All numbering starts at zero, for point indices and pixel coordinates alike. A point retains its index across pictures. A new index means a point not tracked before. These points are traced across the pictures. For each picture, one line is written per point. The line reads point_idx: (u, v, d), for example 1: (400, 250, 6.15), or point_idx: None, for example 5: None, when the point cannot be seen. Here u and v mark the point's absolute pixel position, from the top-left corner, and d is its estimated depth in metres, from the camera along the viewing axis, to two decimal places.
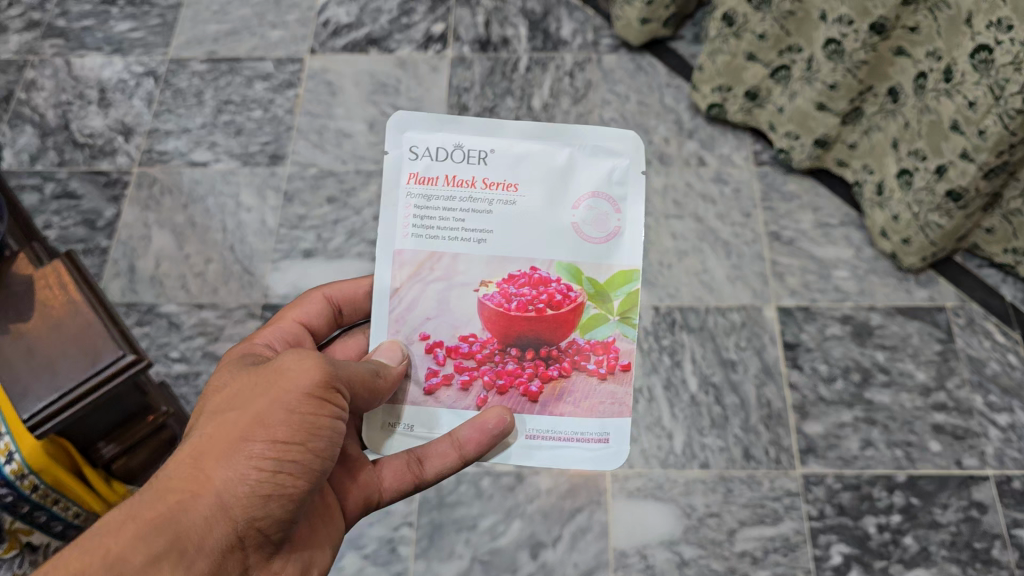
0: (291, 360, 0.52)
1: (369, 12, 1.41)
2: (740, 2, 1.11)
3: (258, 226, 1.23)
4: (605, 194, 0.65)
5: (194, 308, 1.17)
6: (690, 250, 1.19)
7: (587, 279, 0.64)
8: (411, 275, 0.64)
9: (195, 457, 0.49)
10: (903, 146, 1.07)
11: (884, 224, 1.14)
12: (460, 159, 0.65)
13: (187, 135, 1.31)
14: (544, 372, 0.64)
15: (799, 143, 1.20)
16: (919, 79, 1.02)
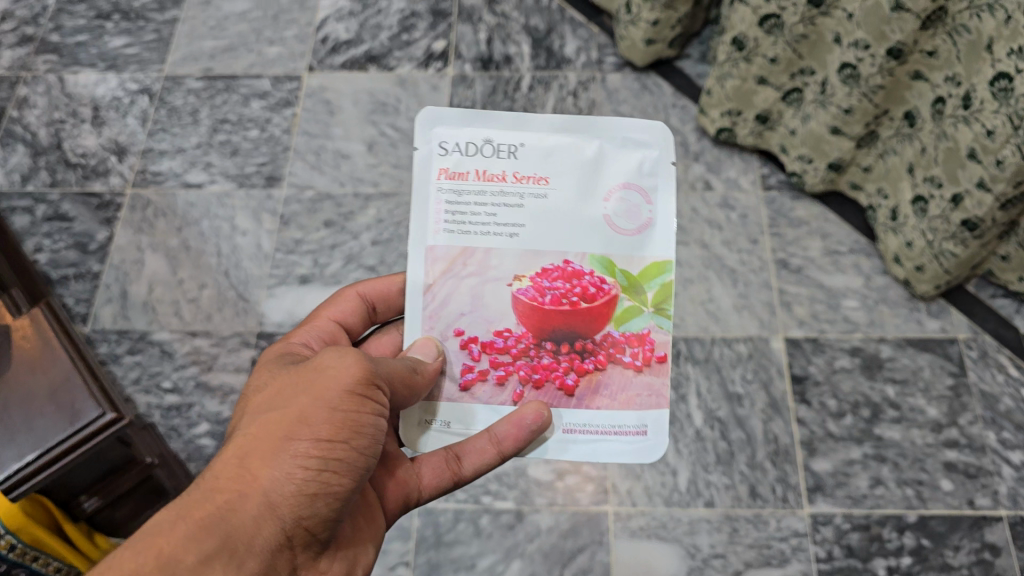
0: (331, 359, 0.53)
1: (369, 28, 1.38)
2: (751, 26, 1.08)
3: (254, 250, 1.20)
4: (637, 186, 0.69)
5: (187, 336, 1.14)
6: (696, 278, 1.16)
7: (620, 271, 0.68)
8: (444, 271, 0.68)
9: (240, 456, 0.49)
10: (918, 172, 1.03)
11: (898, 250, 1.11)
12: (491, 153, 0.69)
13: (181, 155, 1.28)
14: (579, 365, 0.67)
15: (811, 168, 1.17)
16: (937, 104, 0.98)
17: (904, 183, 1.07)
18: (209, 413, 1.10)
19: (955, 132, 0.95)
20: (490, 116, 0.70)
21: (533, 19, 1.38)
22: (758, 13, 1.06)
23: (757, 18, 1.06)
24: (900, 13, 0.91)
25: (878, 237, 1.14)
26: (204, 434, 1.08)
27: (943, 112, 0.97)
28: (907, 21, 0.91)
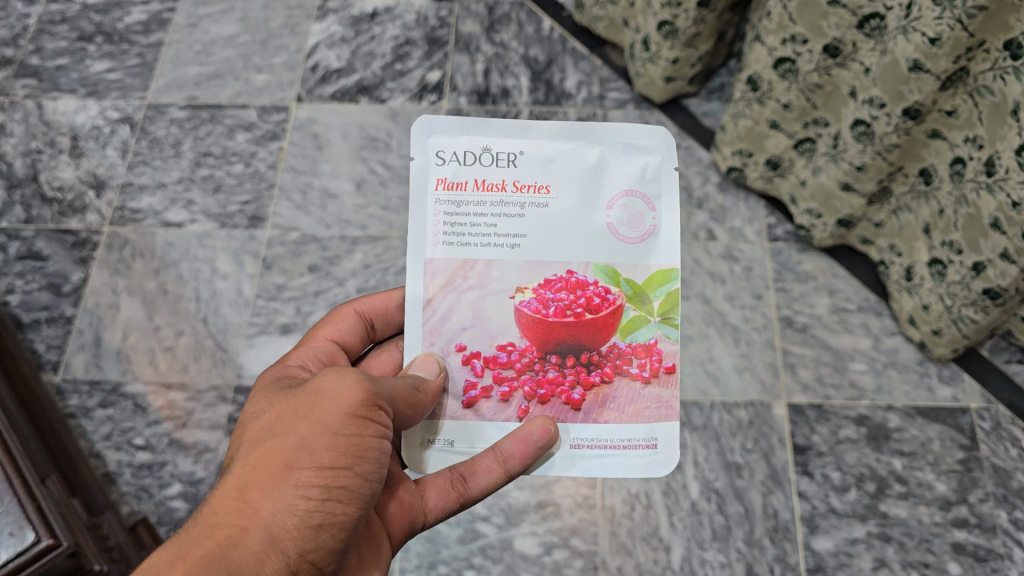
0: (330, 381, 0.54)
1: (361, 56, 1.33)
2: (766, 68, 1.02)
3: (234, 296, 1.15)
4: (639, 193, 0.69)
5: (162, 389, 1.10)
6: (696, 336, 1.11)
7: (624, 279, 0.67)
8: (444, 284, 0.67)
9: (242, 489, 0.51)
10: (935, 233, 0.96)
11: (913, 311, 1.04)
12: (490, 161, 0.68)
13: (161, 191, 1.23)
14: (585, 378, 0.66)
15: (820, 222, 1.10)
16: (955, 165, 0.91)
17: (920, 243, 1.00)
18: (181, 473, 1.05)
19: (975, 197, 0.87)
20: (488, 124, 0.69)
21: (532, 49, 1.33)
22: (773, 55, 1.00)
23: (771, 61, 1.00)
24: (918, 72, 0.84)
25: (893, 296, 1.08)
26: (176, 495, 1.04)
27: (962, 174, 0.89)
28: (925, 81, 0.84)
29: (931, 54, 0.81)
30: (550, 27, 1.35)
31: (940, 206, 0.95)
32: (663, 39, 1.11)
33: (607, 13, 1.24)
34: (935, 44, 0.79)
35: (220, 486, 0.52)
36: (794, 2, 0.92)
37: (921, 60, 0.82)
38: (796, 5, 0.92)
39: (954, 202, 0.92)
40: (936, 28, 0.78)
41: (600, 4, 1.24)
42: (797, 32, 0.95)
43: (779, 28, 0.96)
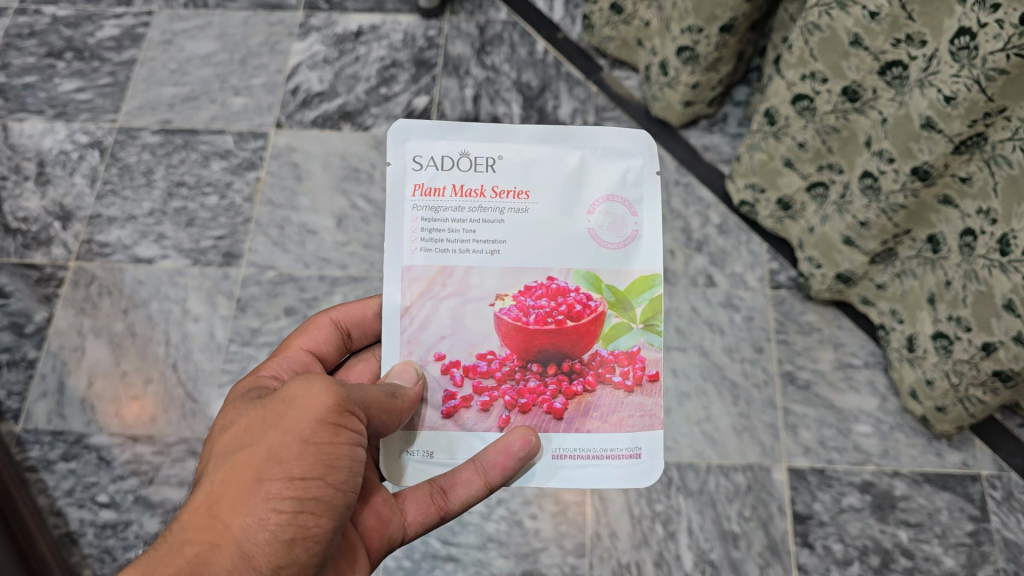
0: (301, 387, 0.52)
1: (345, 79, 1.26)
2: (784, 103, 0.95)
3: (206, 340, 1.09)
4: (621, 198, 0.67)
5: (127, 441, 1.04)
6: (693, 392, 1.05)
7: (606, 286, 0.66)
8: (422, 292, 0.66)
9: (211, 505, 0.50)
10: (940, 304, 0.90)
11: (914, 383, 0.98)
12: (468, 166, 0.67)
13: (131, 223, 1.16)
14: (567, 388, 0.64)
15: (819, 273, 1.04)
16: (965, 236, 0.85)
17: (924, 312, 0.94)
18: (147, 534, 1.00)
19: (986, 275, 0.81)
20: (464, 127, 0.68)
21: (525, 74, 1.26)
22: (791, 90, 0.92)
23: (789, 96, 0.93)
24: (930, 130, 0.78)
25: (894, 366, 1.02)
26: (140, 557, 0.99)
27: (973, 247, 0.83)
28: (938, 142, 0.78)
29: (946, 114, 0.75)
30: (544, 49, 1.28)
31: (947, 278, 0.89)
32: (682, 64, 1.08)
33: (618, 34, 1.19)
34: (950, 103, 0.74)
35: (192, 500, 0.51)
36: (815, 38, 0.85)
37: (935, 119, 0.76)
38: (817, 41, 0.85)
39: (962, 276, 0.86)
40: (952, 86, 0.73)
41: (611, 24, 1.18)
42: (817, 69, 0.88)
43: (799, 63, 0.89)
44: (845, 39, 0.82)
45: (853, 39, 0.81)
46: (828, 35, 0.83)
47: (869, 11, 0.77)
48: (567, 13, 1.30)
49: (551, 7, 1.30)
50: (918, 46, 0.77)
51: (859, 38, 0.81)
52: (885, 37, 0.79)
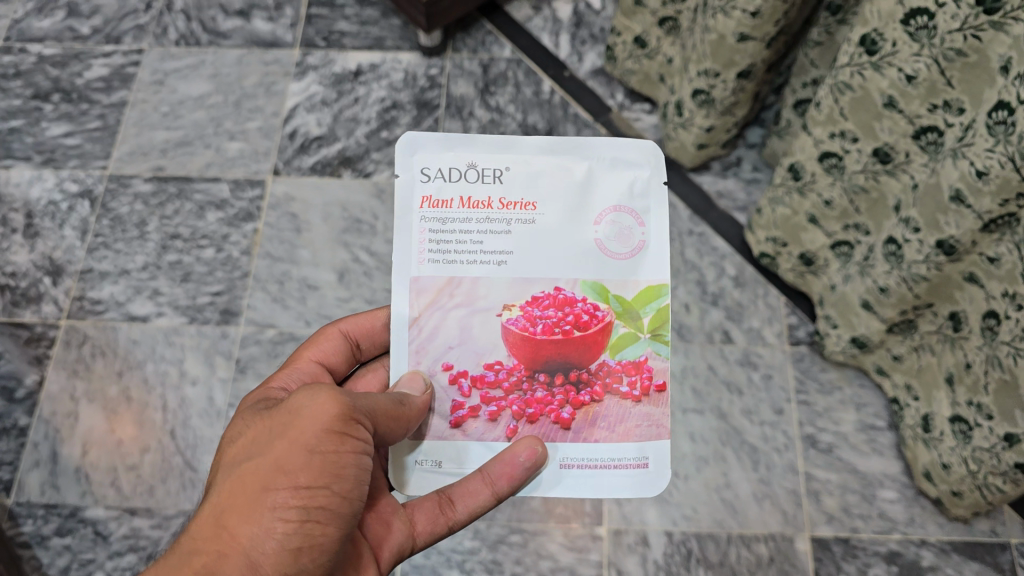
0: (306, 397, 0.51)
1: (344, 122, 1.21)
2: (810, 159, 0.86)
3: (205, 405, 1.05)
4: (628, 208, 0.65)
5: (124, 514, 1.00)
6: (711, 458, 1.03)
7: (613, 296, 0.63)
8: (430, 302, 0.63)
9: (218, 516, 0.49)
10: (959, 386, 0.85)
11: (929, 465, 0.94)
12: (476, 178, 0.65)
13: (125, 278, 1.12)
14: (574, 398, 0.63)
15: (835, 334, 0.99)
16: (988, 318, 0.78)
17: (941, 392, 0.90)
18: None
19: (1011, 363, 0.75)
20: (473, 139, 0.65)
21: (531, 115, 1.22)
22: (819, 147, 0.84)
23: (816, 152, 0.85)
24: (959, 204, 0.70)
25: (908, 443, 0.98)
26: None
27: (995, 331, 0.77)
28: (967, 217, 0.70)
29: (977, 189, 0.67)
30: (550, 89, 1.24)
31: (967, 359, 0.83)
32: (697, 106, 1.03)
33: (641, 67, 1.15)
34: (982, 178, 0.66)
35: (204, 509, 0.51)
36: (845, 97, 0.76)
37: (965, 192, 0.69)
38: (847, 100, 0.76)
39: (984, 360, 0.80)
40: (986, 160, 0.65)
41: (634, 57, 1.14)
42: (847, 128, 0.79)
43: (827, 120, 0.80)
44: (878, 101, 0.74)
45: (887, 102, 0.73)
46: (860, 95, 0.75)
47: (906, 73, 0.69)
48: (573, 50, 1.26)
49: (556, 43, 1.26)
50: (956, 114, 0.69)
51: (895, 100, 0.72)
52: (921, 101, 0.71)
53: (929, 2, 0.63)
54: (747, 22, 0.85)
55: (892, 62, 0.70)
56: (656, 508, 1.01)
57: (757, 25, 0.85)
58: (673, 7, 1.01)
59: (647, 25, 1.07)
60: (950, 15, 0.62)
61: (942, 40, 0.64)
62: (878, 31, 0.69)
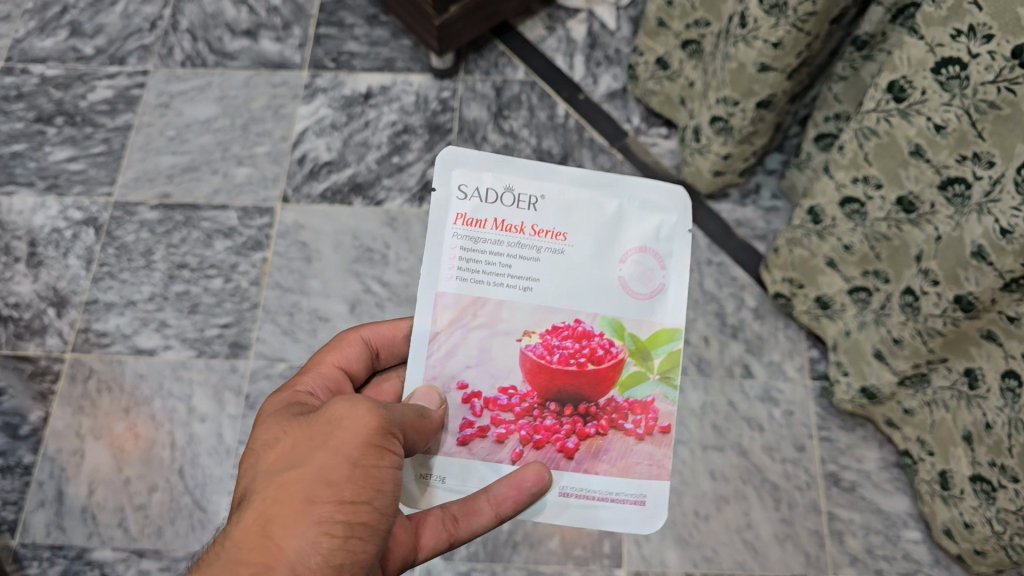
0: (344, 409, 0.50)
1: (354, 146, 1.19)
2: (832, 203, 0.82)
3: (214, 443, 1.02)
4: (653, 250, 0.62)
5: (132, 556, 0.97)
6: (732, 496, 1.01)
7: (628, 334, 0.61)
8: (453, 320, 0.61)
9: (262, 525, 0.46)
10: (979, 445, 0.80)
11: (950, 522, 0.90)
12: (511, 202, 0.62)
13: (131, 310, 1.09)
14: (581, 429, 0.60)
15: (845, 381, 0.95)
16: (1009, 378, 0.73)
17: (959, 450, 0.84)
18: None
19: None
20: (513, 162, 0.62)
21: (545, 140, 1.19)
22: (841, 191, 0.80)
23: (838, 196, 0.81)
24: (980, 260, 0.64)
25: (925, 499, 0.94)
26: None
27: (1018, 393, 0.71)
28: (987, 274, 0.64)
29: (999, 248, 0.61)
30: (565, 112, 1.21)
31: (987, 419, 0.77)
32: (714, 134, 0.95)
33: (663, 88, 1.11)
34: (1006, 237, 0.60)
35: (240, 520, 0.48)
36: (871, 142, 0.72)
37: (987, 249, 0.63)
38: (872, 145, 0.72)
39: (1005, 423, 0.74)
40: (1010, 217, 0.59)
41: (655, 78, 1.11)
42: (872, 174, 0.75)
43: (851, 165, 0.76)
44: (905, 147, 0.69)
45: (914, 150, 0.68)
46: (886, 141, 0.70)
47: (935, 122, 0.64)
48: (587, 72, 1.23)
49: (571, 64, 1.24)
50: (985, 167, 0.63)
51: (921, 148, 0.67)
52: (949, 151, 0.65)
53: (961, 51, 0.59)
54: (768, 52, 0.77)
55: (920, 110, 0.65)
56: (676, 549, 0.99)
57: (778, 56, 0.77)
58: (697, 31, 0.96)
59: (669, 47, 1.02)
60: (984, 65, 0.58)
61: (975, 91, 0.60)
62: (907, 78, 0.64)
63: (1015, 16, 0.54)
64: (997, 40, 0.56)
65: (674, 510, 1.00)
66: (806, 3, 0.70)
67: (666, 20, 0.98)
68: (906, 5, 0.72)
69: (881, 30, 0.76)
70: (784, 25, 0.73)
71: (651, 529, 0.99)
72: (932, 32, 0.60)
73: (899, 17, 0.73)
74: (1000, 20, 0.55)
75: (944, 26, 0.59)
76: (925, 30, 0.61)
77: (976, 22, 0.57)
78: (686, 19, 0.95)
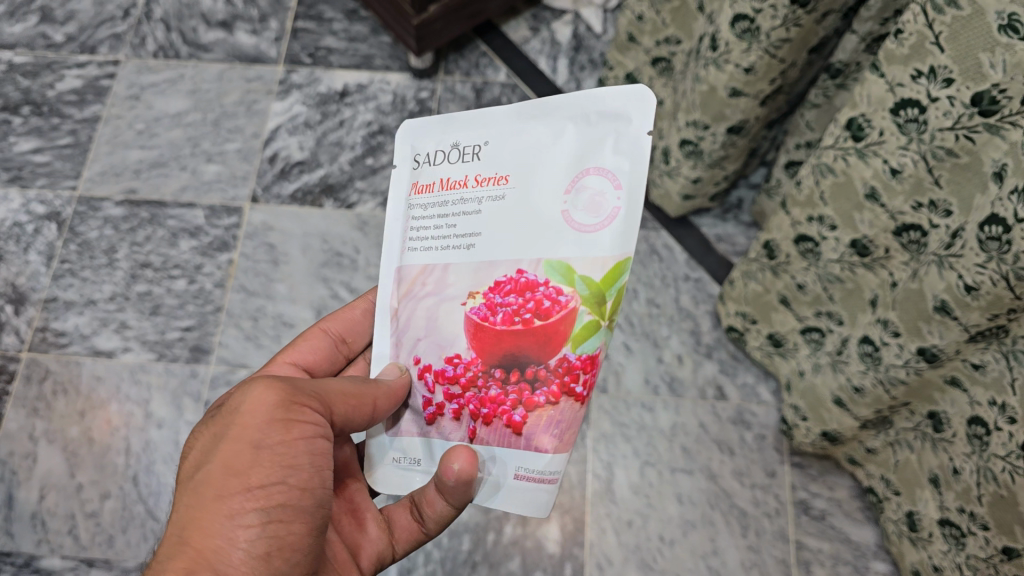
0: (241, 392, 0.46)
1: (327, 146, 1.15)
2: (786, 240, 0.80)
3: (171, 449, 1.00)
4: (608, 172, 0.50)
5: (80, 565, 0.95)
6: (699, 522, 0.98)
7: (580, 277, 0.50)
8: (407, 293, 0.56)
9: (178, 533, 0.43)
10: (947, 490, 0.77)
11: (918, 563, 0.88)
12: (457, 158, 0.55)
13: (91, 309, 1.06)
14: (528, 398, 0.51)
15: (804, 425, 0.92)
16: (975, 425, 0.70)
17: (926, 492, 0.82)
18: None
19: (1006, 479, 0.67)
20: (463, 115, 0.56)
21: None
22: (795, 229, 0.77)
23: (792, 234, 0.78)
24: (944, 315, 0.62)
25: (892, 538, 0.92)
26: None
27: (985, 441, 0.69)
28: (951, 328, 0.63)
29: (965, 303, 0.59)
30: None
31: (954, 464, 0.75)
32: (684, 156, 0.92)
33: None
34: (971, 293, 0.58)
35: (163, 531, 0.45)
36: (827, 181, 0.69)
37: (951, 304, 0.61)
38: (829, 183, 0.69)
39: (974, 471, 0.72)
40: (975, 275, 0.57)
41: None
42: (826, 214, 0.72)
43: (806, 203, 0.73)
44: (860, 190, 0.66)
45: (869, 193, 0.65)
46: (841, 180, 0.67)
47: (891, 166, 0.62)
48: (570, 76, 1.20)
49: (554, 68, 1.20)
50: (942, 216, 0.60)
51: (877, 192, 0.64)
52: (905, 197, 0.62)
53: (920, 93, 0.56)
54: (739, 77, 0.74)
55: (877, 152, 0.62)
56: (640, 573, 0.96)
57: (750, 81, 0.74)
58: (667, 48, 0.91)
59: (639, 63, 0.98)
60: (942, 110, 0.55)
61: (932, 136, 0.57)
62: (865, 117, 0.61)
63: (976, 62, 0.51)
64: (957, 85, 0.53)
65: (640, 534, 0.98)
66: (780, 29, 0.67)
67: (637, 36, 0.94)
68: (882, 34, 0.69)
69: (855, 60, 0.73)
70: (756, 50, 0.70)
71: (614, 553, 0.97)
72: (892, 70, 0.57)
73: (872, 45, 0.70)
74: (962, 65, 0.52)
75: (905, 65, 0.56)
76: (886, 67, 0.58)
77: (937, 64, 0.54)
78: (657, 35, 0.91)
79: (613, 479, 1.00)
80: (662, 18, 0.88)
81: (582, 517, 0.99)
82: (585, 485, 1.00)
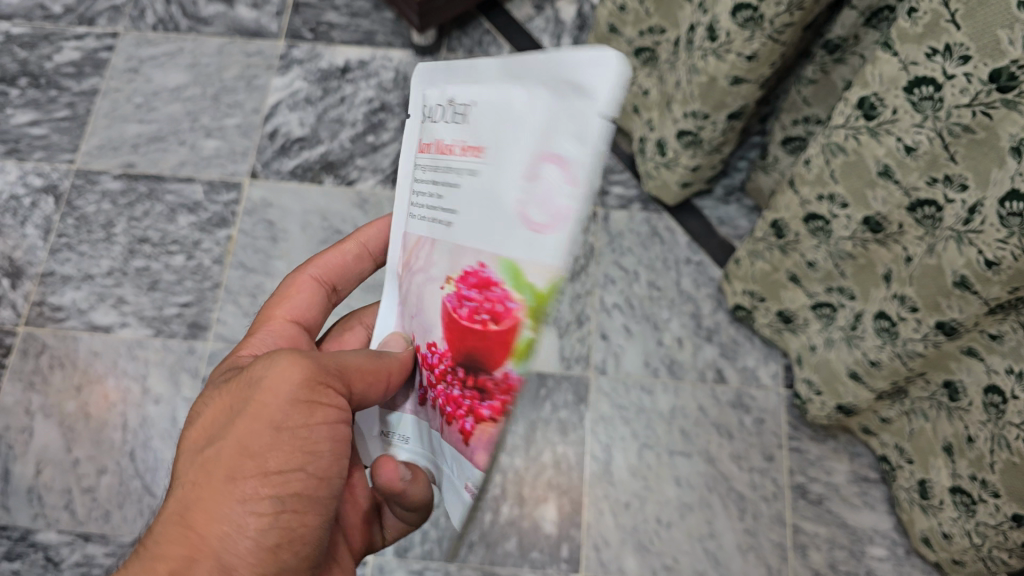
0: (265, 366, 0.45)
1: (328, 122, 1.14)
2: (795, 218, 0.79)
3: (168, 425, 1.00)
4: (553, 151, 0.34)
5: (78, 540, 0.95)
6: (696, 504, 0.98)
7: (527, 283, 0.36)
8: (407, 264, 0.47)
9: (182, 515, 0.43)
10: (960, 459, 0.77)
11: (928, 530, 0.88)
12: (450, 117, 0.42)
13: (88, 284, 1.06)
14: (477, 408, 0.41)
15: (819, 399, 0.92)
16: (991, 394, 0.70)
17: (939, 460, 0.82)
18: None
19: (1021, 447, 0.67)
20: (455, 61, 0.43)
21: None
22: (804, 207, 0.76)
23: (802, 213, 0.77)
24: (963, 289, 0.62)
25: (904, 506, 0.92)
26: None
27: (1001, 410, 0.69)
28: (971, 302, 0.62)
29: (985, 278, 0.59)
30: None
31: (968, 433, 0.75)
32: (683, 147, 0.91)
33: None
34: (992, 268, 0.58)
35: (165, 507, 0.45)
36: (837, 159, 0.68)
37: (970, 279, 0.60)
38: (839, 163, 0.68)
39: (987, 439, 0.72)
40: (996, 250, 0.57)
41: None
42: (837, 192, 0.71)
43: (816, 181, 0.73)
44: (872, 167, 0.65)
45: (882, 170, 0.65)
46: (853, 159, 0.67)
47: (905, 143, 0.61)
48: None
49: (557, 46, 1.19)
50: (957, 191, 0.60)
51: (890, 170, 0.64)
52: (919, 173, 0.62)
53: (936, 71, 0.55)
54: (742, 65, 0.73)
55: (891, 130, 0.62)
56: (637, 555, 0.96)
57: (752, 68, 0.74)
58: (651, 38, 0.91)
59: (622, 54, 0.97)
60: (959, 88, 0.54)
61: (948, 114, 0.56)
62: (878, 95, 0.61)
63: (993, 39, 0.50)
64: (974, 63, 0.52)
65: (637, 516, 0.97)
66: (784, 15, 0.66)
67: (619, 26, 0.93)
68: (881, 8, 0.68)
69: (854, 34, 0.72)
70: (760, 37, 0.69)
71: (611, 535, 0.97)
72: (906, 49, 0.57)
73: (871, 19, 0.70)
74: (978, 43, 0.52)
75: (919, 43, 0.56)
76: (900, 46, 0.57)
77: (953, 42, 0.53)
78: (640, 26, 0.90)
79: (611, 461, 1.00)
80: (645, 8, 0.87)
81: (579, 498, 0.98)
82: (582, 466, 0.99)
